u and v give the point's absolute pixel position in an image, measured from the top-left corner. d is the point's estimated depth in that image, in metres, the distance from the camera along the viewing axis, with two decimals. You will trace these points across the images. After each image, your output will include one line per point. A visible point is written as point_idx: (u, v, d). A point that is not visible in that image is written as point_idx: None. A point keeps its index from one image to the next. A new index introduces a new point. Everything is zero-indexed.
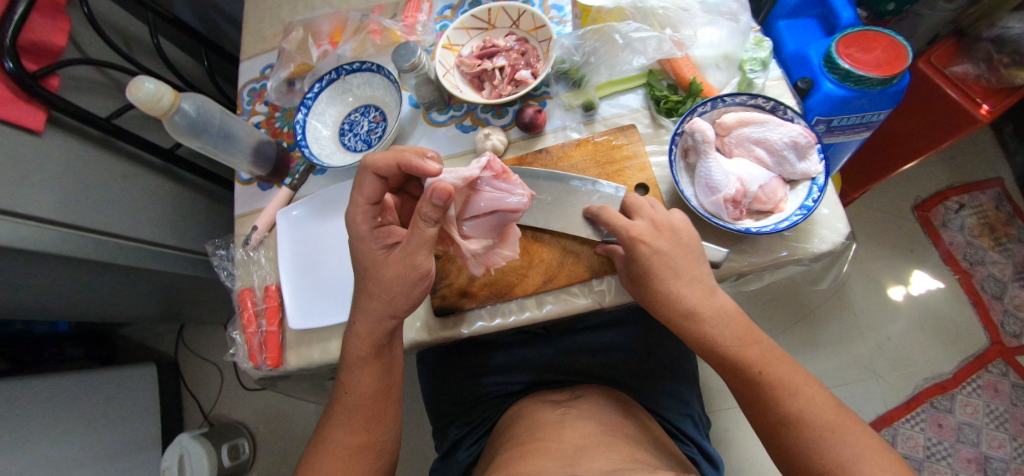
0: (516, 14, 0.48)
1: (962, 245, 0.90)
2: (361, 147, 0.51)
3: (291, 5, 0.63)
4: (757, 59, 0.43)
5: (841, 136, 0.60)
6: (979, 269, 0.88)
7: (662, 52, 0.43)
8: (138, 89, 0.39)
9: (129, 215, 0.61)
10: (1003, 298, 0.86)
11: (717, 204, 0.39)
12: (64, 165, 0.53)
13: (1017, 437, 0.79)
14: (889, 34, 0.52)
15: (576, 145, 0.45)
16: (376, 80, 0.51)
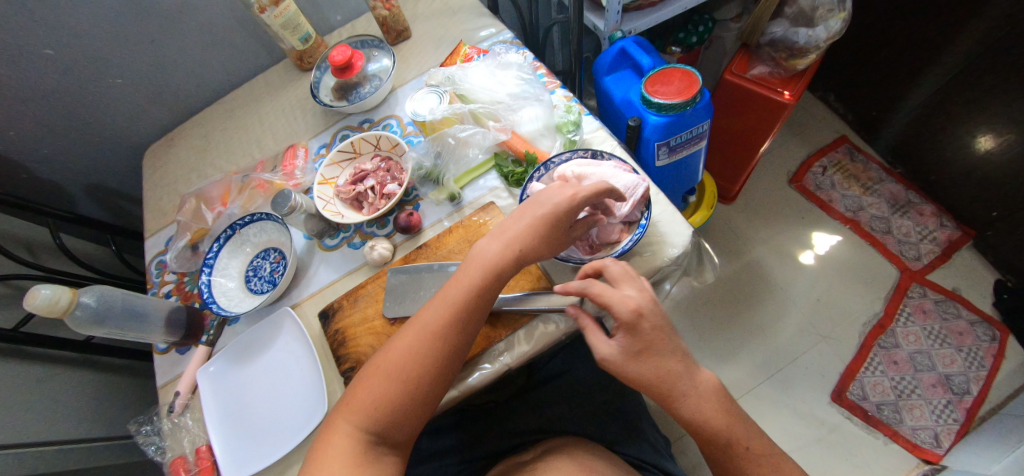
0: (375, 140, 0.57)
1: (840, 199, 1.02)
2: (266, 287, 0.55)
3: (186, 178, 0.69)
4: (570, 121, 0.52)
5: (684, 151, 0.70)
6: (862, 213, 1.00)
7: (490, 141, 0.54)
8: (34, 297, 0.40)
9: (48, 419, 0.59)
10: (892, 231, 0.97)
11: (571, 246, 0.46)
12: None
13: (962, 347, 0.85)
14: (677, 68, 0.65)
15: (448, 232, 0.51)
16: (270, 225, 0.58)
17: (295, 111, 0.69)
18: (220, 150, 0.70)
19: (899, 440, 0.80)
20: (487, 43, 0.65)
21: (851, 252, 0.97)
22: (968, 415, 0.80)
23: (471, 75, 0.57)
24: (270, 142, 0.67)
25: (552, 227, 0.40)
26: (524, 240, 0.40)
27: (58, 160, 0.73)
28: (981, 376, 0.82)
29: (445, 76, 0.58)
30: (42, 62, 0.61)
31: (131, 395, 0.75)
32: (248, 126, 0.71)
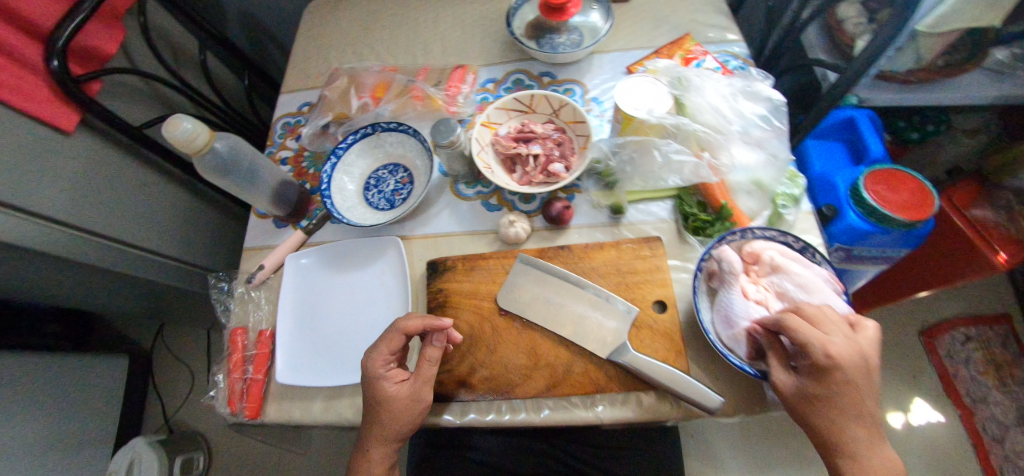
0: (557, 104, 0.49)
1: (967, 380, 0.88)
2: (383, 205, 0.51)
3: (340, 49, 0.65)
4: (790, 195, 0.43)
5: (861, 265, 0.60)
6: (982, 407, 0.86)
7: (698, 176, 0.44)
8: (175, 126, 0.38)
9: (143, 225, 0.61)
10: (1003, 442, 0.83)
11: (735, 339, 0.38)
12: (85, 166, 0.52)
13: None
14: (917, 179, 0.54)
15: (598, 247, 0.45)
16: (410, 142, 0.53)
17: (475, 28, 0.62)
18: (383, 34, 0.65)
19: None
20: (715, 49, 0.55)
21: (952, 441, 0.84)
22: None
23: (708, 87, 0.45)
24: (438, 51, 0.61)
25: (390, 409, 0.39)
26: (375, 429, 0.39)
27: None
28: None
29: (674, 74, 0.47)
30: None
31: (217, 229, 0.77)
32: (420, 21, 0.65)
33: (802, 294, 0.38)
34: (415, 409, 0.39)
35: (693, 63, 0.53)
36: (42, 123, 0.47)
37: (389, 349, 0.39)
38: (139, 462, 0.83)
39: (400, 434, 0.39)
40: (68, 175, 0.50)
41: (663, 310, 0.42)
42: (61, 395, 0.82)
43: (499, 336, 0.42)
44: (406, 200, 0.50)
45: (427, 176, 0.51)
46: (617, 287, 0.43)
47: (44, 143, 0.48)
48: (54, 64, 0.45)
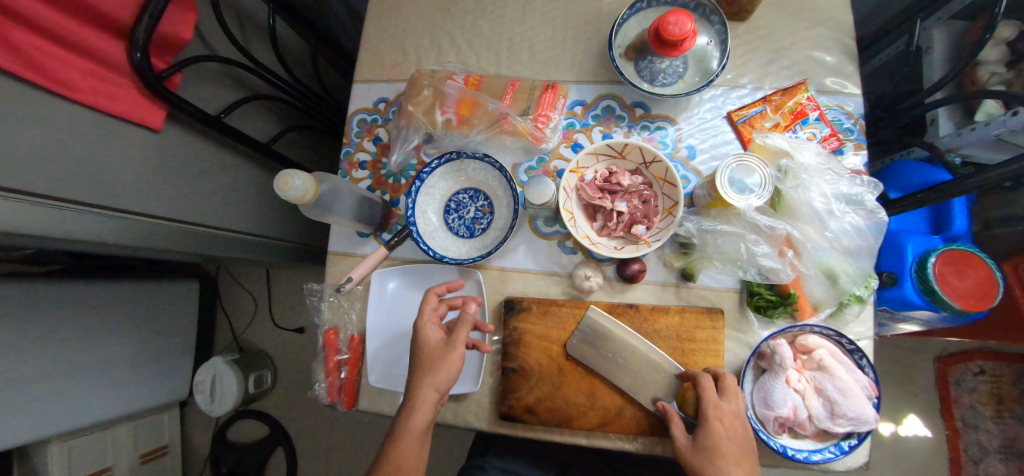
0: (649, 158, 0.50)
1: (965, 405, 1.02)
2: (463, 231, 0.54)
3: (416, 34, 0.62)
4: (857, 296, 0.47)
5: (888, 321, 0.66)
6: (969, 431, 1.00)
7: (776, 275, 0.46)
8: (286, 182, 0.41)
9: (201, 200, 0.68)
10: (978, 463, 0.99)
11: (767, 417, 0.45)
12: (144, 151, 0.58)
13: None
14: (989, 269, 0.57)
15: (664, 310, 0.49)
16: (492, 172, 0.53)
17: (566, 32, 0.58)
18: (466, 21, 0.61)
19: None
20: (825, 102, 0.52)
21: (921, 447, 1.04)
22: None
23: (815, 186, 0.46)
24: (525, 56, 0.59)
25: (430, 364, 0.46)
26: (424, 375, 0.46)
27: None
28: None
29: (783, 163, 0.47)
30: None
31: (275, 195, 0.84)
32: (507, 11, 0.60)
33: (840, 396, 0.43)
34: (453, 362, 0.46)
35: (800, 120, 0.51)
36: (119, 117, 0.54)
37: (430, 304, 0.49)
38: (221, 380, 1.07)
39: (444, 384, 0.46)
40: (134, 161, 0.57)
41: None
42: (150, 313, 1.01)
43: (564, 376, 0.49)
44: (486, 232, 0.53)
45: (509, 212, 0.52)
46: (672, 351, 0.48)
47: (106, 134, 0.53)
48: (138, 57, 0.49)
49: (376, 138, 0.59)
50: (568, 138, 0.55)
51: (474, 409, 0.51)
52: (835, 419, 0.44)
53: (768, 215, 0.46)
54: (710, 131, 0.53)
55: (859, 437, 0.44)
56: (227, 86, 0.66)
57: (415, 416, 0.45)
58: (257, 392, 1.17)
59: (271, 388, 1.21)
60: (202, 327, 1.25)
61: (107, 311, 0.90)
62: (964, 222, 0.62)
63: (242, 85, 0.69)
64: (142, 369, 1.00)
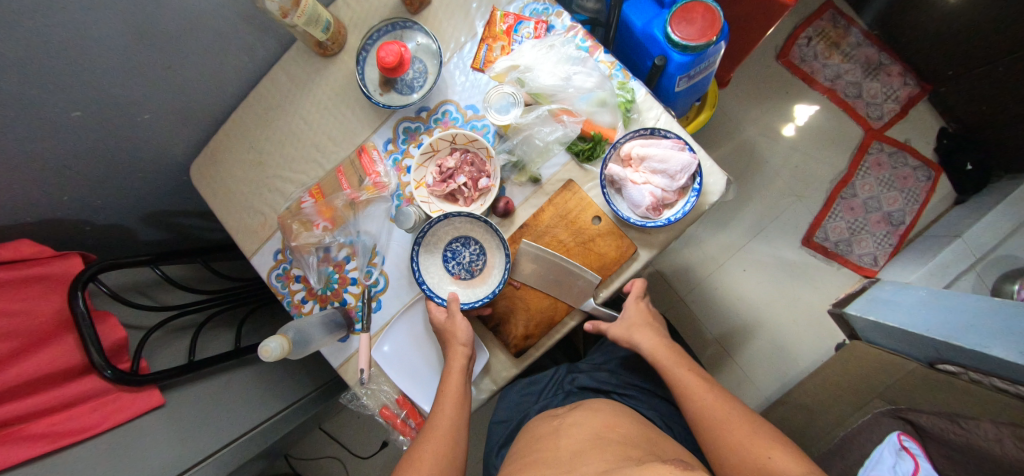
0: (451, 138, 0.65)
1: (820, 68, 1.25)
2: (461, 274, 0.67)
3: (257, 194, 0.76)
4: (628, 102, 0.63)
5: (696, 78, 0.83)
6: (838, 81, 1.24)
7: (572, 132, 0.63)
8: (266, 350, 0.56)
9: (230, 421, 0.81)
10: (862, 95, 1.23)
11: (644, 212, 0.62)
12: (160, 426, 0.71)
13: (902, 189, 1.21)
14: (701, 4, 0.73)
15: (541, 211, 0.64)
16: (475, 220, 0.64)
17: (339, 107, 0.72)
18: (277, 157, 0.75)
19: (848, 264, 1.22)
20: (516, 7, 0.67)
21: (824, 119, 1.25)
22: (899, 238, 1.21)
23: (542, 72, 0.64)
24: (330, 144, 0.73)
25: (450, 327, 0.63)
26: (451, 340, 0.62)
27: (109, 204, 0.79)
28: (914, 209, 1.21)
29: (514, 76, 0.65)
30: (72, 123, 0.63)
31: (276, 372, 0.97)
32: (294, 127, 0.74)
33: (664, 164, 0.60)
34: (463, 323, 0.62)
35: (512, 32, 0.67)
36: (125, 420, 0.67)
37: (434, 311, 0.65)
38: None
39: (465, 338, 0.62)
40: (161, 438, 0.70)
41: (601, 220, 0.64)
42: None
43: (527, 301, 0.64)
44: (483, 270, 0.66)
45: (495, 242, 0.65)
46: (568, 228, 0.63)
47: (124, 440, 0.66)
48: (110, 373, 0.62)
49: (296, 278, 0.73)
50: (400, 169, 0.69)
51: (501, 366, 0.67)
52: (675, 178, 0.60)
53: (536, 108, 0.64)
54: (472, 86, 0.68)
55: (698, 175, 0.60)
56: (177, 338, 0.79)
57: (454, 361, 0.62)
58: None
59: None
60: None
61: None
62: None
63: (186, 328, 0.82)
64: None
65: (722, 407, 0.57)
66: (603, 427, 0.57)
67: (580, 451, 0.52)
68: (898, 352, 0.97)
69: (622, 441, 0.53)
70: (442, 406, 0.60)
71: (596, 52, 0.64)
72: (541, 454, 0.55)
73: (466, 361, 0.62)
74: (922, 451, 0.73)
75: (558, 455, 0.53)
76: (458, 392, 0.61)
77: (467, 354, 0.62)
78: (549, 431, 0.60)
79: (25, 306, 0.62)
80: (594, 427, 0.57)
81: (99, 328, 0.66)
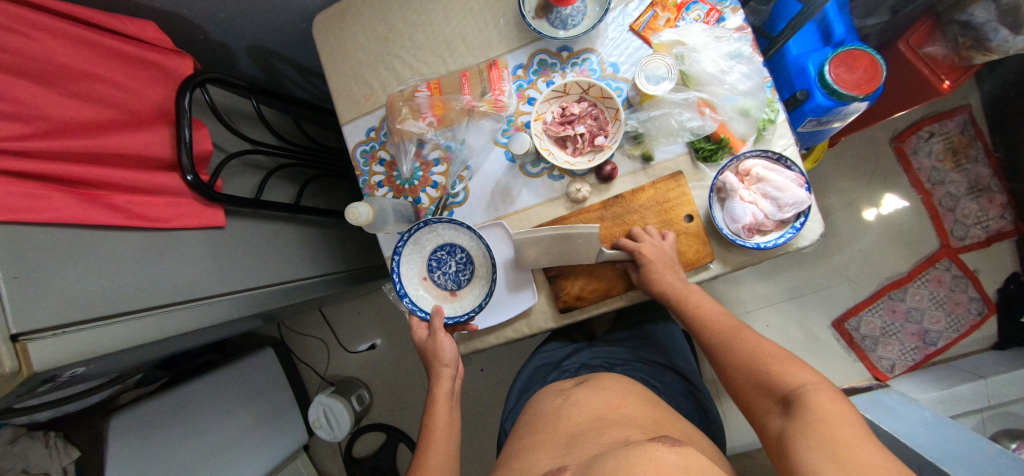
0: (586, 86, 0.64)
1: (927, 168, 1.22)
2: (447, 284, 0.68)
3: (371, 67, 0.76)
4: (768, 121, 0.62)
5: (824, 127, 0.80)
6: (938, 188, 1.21)
7: (702, 126, 0.62)
8: (354, 213, 0.58)
9: (266, 268, 0.84)
10: (955, 210, 1.20)
11: (738, 229, 0.61)
12: (212, 246, 0.74)
13: (949, 313, 1.20)
14: (870, 56, 0.71)
15: (640, 190, 0.65)
16: (459, 230, 0.66)
17: (484, 14, 0.71)
18: (405, 40, 0.75)
19: (865, 361, 1.23)
20: None
21: (908, 218, 1.22)
22: (924, 357, 1.21)
23: (704, 58, 0.63)
24: (462, 47, 0.72)
25: (432, 350, 0.66)
26: (436, 362, 0.67)
27: (229, 22, 0.79)
28: (952, 336, 1.20)
29: (677, 51, 0.64)
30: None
31: (316, 241, 1.00)
32: (433, 18, 0.73)
33: (778, 192, 0.59)
34: (444, 342, 0.65)
35: (686, 7, 0.65)
36: (188, 228, 0.70)
37: (420, 331, 0.69)
38: (331, 408, 1.26)
39: (448, 359, 0.66)
40: (207, 256, 0.73)
41: (693, 219, 0.64)
42: (247, 383, 1.19)
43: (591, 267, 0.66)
44: (469, 278, 0.67)
45: (481, 253, 0.66)
46: (660, 214, 0.64)
47: (178, 245, 0.69)
48: (191, 178, 0.65)
49: (381, 160, 0.74)
50: (522, 97, 0.69)
51: (544, 316, 0.68)
52: (783, 210, 0.60)
53: (680, 91, 0.63)
54: (624, 45, 0.67)
55: (804, 215, 0.60)
56: (249, 172, 0.81)
57: (440, 383, 0.67)
58: (361, 408, 1.35)
59: (371, 403, 1.38)
60: (294, 380, 1.43)
61: (216, 392, 1.09)
62: (842, 27, 0.77)
63: (258, 167, 0.84)
64: (264, 428, 1.19)
65: (731, 335, 0.60)
66: (606, 408, 0.57)
67: (577, 434, 0.53)
68: None
69: (621, 422, 0.53)
70: (433, 430, 0.65)
71: (762, 60, 0.62)
72: (540, 437, 0.56)
73: (450, 381, 0.67)
74: None
75: (556, 439, 0.54)
76: (447, 416, 0.66)
77: (451, 372, 0.67)
78: (552, 410, 0.62)
79: (129, 84, 0.64)
80: (596, 407, 0.57)
81: (193, 134, 0.68)
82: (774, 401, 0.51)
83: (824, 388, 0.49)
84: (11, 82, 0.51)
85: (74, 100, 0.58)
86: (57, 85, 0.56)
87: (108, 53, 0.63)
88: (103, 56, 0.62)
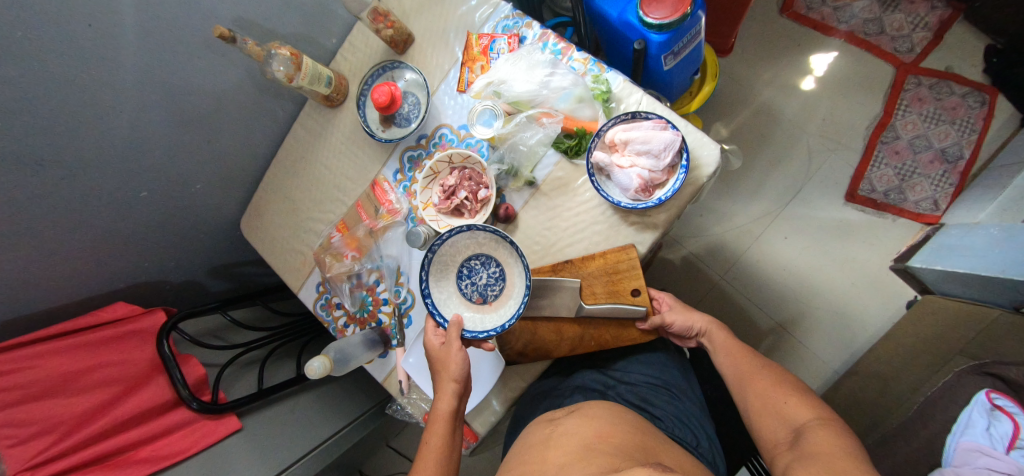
0: (447, 157, 0.70)
1: (831, 14, 1.19)
2: (475, 296, 0.67)
3: (294, 237, 0.86)
4: (605, 94, 0.66)
5: (683, 52, 0.82)
6: (854, 23, 1.17)
7: (553, 130, 0.67)
8: (311, 370, 0.66)
9: (306, 437, 0.90)
10: (884, 31, 1.15)
11: (634, 195, 0.62)
12: (249, 444, 0.80)
13: (954, 122, 1.10)
14: None
15: (592, 258, 0.64)
16: (498, 240, 0.65)
17: (351, 149, 0.81)
18: (307, 202, 0.85)
19: (904, 214, 1.12)
20: (491, 26, 0.73)
21: (846, 64, 1.17)
22: (961, 176, 1.09)
23: (517, 82, 0.68)
24: (348, 183, 0.81)
25: (444, 360, 0.62)
26: (445, 371, 0.61)
27: (184, 266, 0.93)
28: (972, 140, 1.09)
29: (492, 91, 0.70)
30: (145, 197, 0.77)
31: (339, 394, 1.06)
32: (317, 174, 0.84)
33: (646, 145, 0.60)
34: (456, 356, 0.61)
35: (489, 50, 0.72)
36: (211, 445, 0.76)
37: (431, 335, 0.65)
38: None
39: (457, 375, 0.61)
40: (250, 453, 0.79)
41: (641, 294, 0.63)
42: None
43: (537, 327, 0.66)
44: (496, 295, 0.66)
45: (514, 261, 0.65)
46: (608, 284, 0.63)
47: (219, 457, 0.75)
48: (195, 403, 0.72)
49: (336, 306, 0.81)
50: (409, 194, 0.76)
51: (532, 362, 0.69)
52: (661, 157, 0.60)
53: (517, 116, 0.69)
54: (460, 107, 0.74)
55: (684, 151, 0.60)
56: (249, 371, 0.90)
57: (442, 400, 0.61)
58: None
59: None
60: None
61: None
62: None
63: (256, 363, 0.94)
64: None
65: (751, 368, 0.63)
66: (594, 437, 0.55)
67: (566, 464, 0.51)
68: (977, 300, 0.90)
69: (613, 451, 0.51)
70: (424, 454, 0.59)
71: (567, 55, 0.68)
72: (529, 467, 0.54)
73: (455, 400, 0.62)
74: (1021, 409, 0.74)
75: (544, 470, 0.52)
76: (444, 442, 0.59)
77: (458, 389, 0.62)
78: (540, 439, 0.60)
79: (123, 357, 0.73)
80: (583, 437, 0.55)
81: (183, 369, 0.78)
82: (787, 433, 0.53)
83: (832, 427, 0.51)
84: (24, 410, 0.61)
85: (78, 396, 0.66)
86: (66, 390, 0.66)
87: (99, 341, 0.72)
88: (93, 348, 0.71)
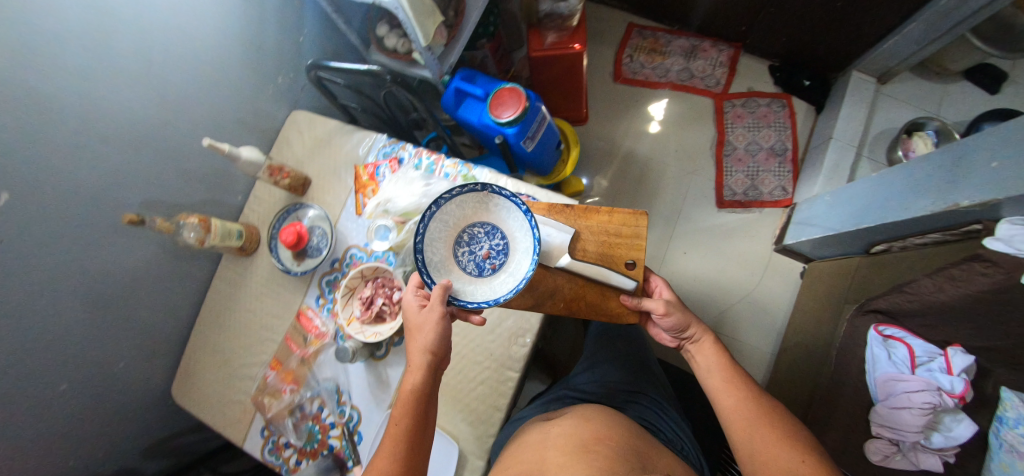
0: (360, 273, 0.78)
1: (652, 73, 1.48)
2: (471, 264, 0.69)
3: (228, 389, 0.86)
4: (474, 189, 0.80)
5: (539, 133, 1.00)
6: (670, 74, 1.47)
7: None
8: None
9: None
10: (694, 75, 1.46)
11: None
12: None
13: (771, 126, 1.39)
14: (503, 89, 0.92)
15: (593, 215, 0.74)
16: (504, 209, 0.68)
17: (271, 289, 0.87)
18: (237, 351, 0.87)
19: (766, 205, 1.34)
20: (372, 157, 0.87)
21: (676, 106, 1.46)
22: (792, 164, 1.35)
23: (401, 197, 0.80)
24: (274, 321, 0.86)
25: (419, 325, 0.61)
26: (419, 340, 0.61)
27: (112, 457, 0.88)
28: (788, 135, 1.37)
29: (382, 208, 0.81)
30: (62, 393, 0.76)
31: None
32: (242, 321, 0.88)
33: None
34: (432, 315, 0.60)
35: (374, 176, 0.85)
36: None
37: (410, 295, 0.65)
38: None
39: (427, 344, 0.60)
40: None
41: (635, 265, 0.72)
42: None
43: (537, 274, 0.72)
44: (495, 266, 0.69)
45: (519, 231, 0.68)
46: (602, 243, 0.72)
47: None
48: None
49: (285, 447, 0.80)
50: (334, 315, 0.82)
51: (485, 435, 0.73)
52: None
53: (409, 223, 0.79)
54: (361, 228, 0.84)
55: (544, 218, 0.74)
56: None
57: (410, 375, 0.60)
58: None
59: None
60: None
61: None
62: (482, 82, 0.99)
63: None
64: None
65: (757, 403, 0.65)
66: (592, 440, 0.57)
67: (565, 465, 0.53)
68: (844, 255, 1.10)
69: (610, 457, 0.54)
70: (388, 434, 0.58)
71: (437, 165, 0.82)
72: (527, 465, 0.55)
73: (423, 375, 0.60)
74: (906, 332, 0.85)
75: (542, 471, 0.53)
76: (409, 425, 0.58)
77: (428, 362, 0.60)
78: (537, 439, 0.62)
79: None
80: (582, 438, 0.58)
81: None
82: None
83: None
84: None
85: None
86: None
87: None
88: None
